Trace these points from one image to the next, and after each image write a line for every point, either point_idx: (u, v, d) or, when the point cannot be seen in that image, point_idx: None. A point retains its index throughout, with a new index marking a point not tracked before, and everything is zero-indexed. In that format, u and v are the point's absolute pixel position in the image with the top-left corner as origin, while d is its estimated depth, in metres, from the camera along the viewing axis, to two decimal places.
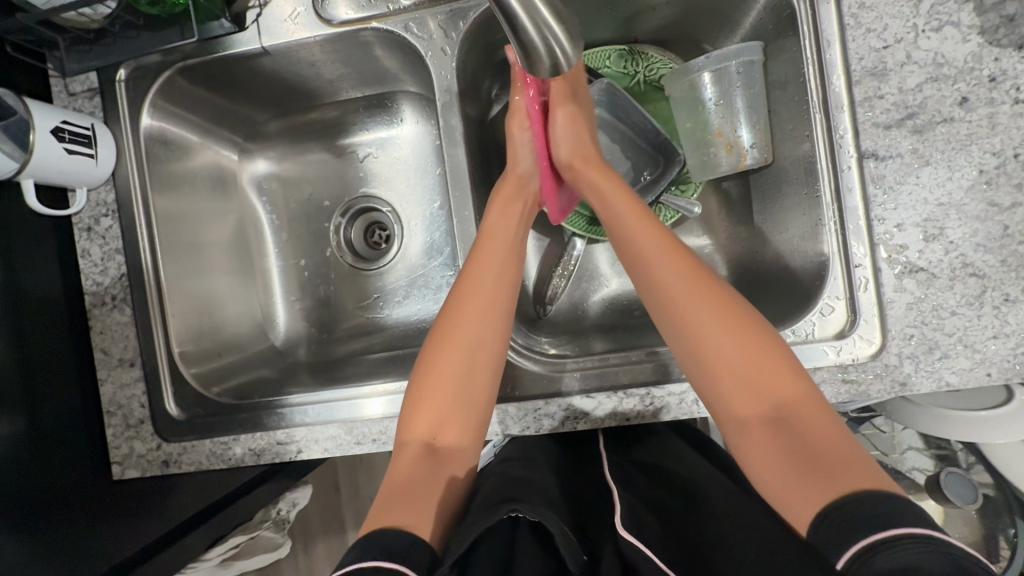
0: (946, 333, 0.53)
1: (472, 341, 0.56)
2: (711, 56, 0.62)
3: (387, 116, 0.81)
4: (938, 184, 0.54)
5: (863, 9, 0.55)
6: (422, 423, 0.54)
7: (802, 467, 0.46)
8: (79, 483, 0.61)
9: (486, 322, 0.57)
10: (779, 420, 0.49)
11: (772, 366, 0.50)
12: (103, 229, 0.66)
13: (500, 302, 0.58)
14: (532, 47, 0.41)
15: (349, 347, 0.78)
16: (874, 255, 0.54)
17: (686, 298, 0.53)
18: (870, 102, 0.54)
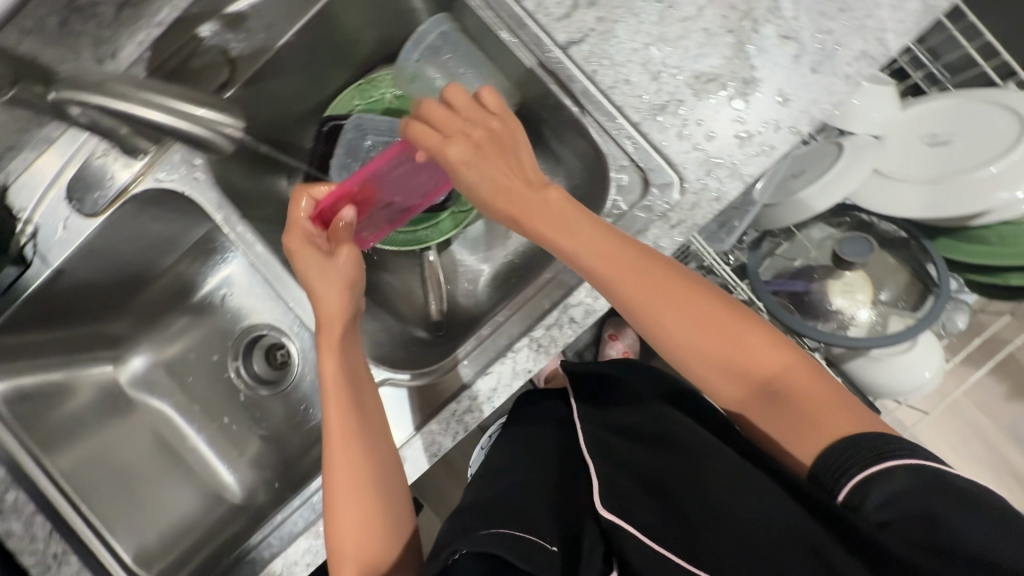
0: (720, 138, 0.58)
1: (363, 465, 0.56)
2: (409, 45, 0.67)
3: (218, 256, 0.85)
4: (635, 32, 0.59)
5: None
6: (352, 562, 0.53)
7: (814, 424, 0.49)
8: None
9: (351, 443, 0.56)
10: (774, 392, 0.51)
11: (758, 347, 0.51)
12: (9, 502, 0.63)
13: (356, 426, 0.56)
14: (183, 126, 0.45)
15: (301, 463, 0.79)
16: (626, 115, 0.59)
17: (657, 307, 0.51)
18: (543, 4, 0.60)
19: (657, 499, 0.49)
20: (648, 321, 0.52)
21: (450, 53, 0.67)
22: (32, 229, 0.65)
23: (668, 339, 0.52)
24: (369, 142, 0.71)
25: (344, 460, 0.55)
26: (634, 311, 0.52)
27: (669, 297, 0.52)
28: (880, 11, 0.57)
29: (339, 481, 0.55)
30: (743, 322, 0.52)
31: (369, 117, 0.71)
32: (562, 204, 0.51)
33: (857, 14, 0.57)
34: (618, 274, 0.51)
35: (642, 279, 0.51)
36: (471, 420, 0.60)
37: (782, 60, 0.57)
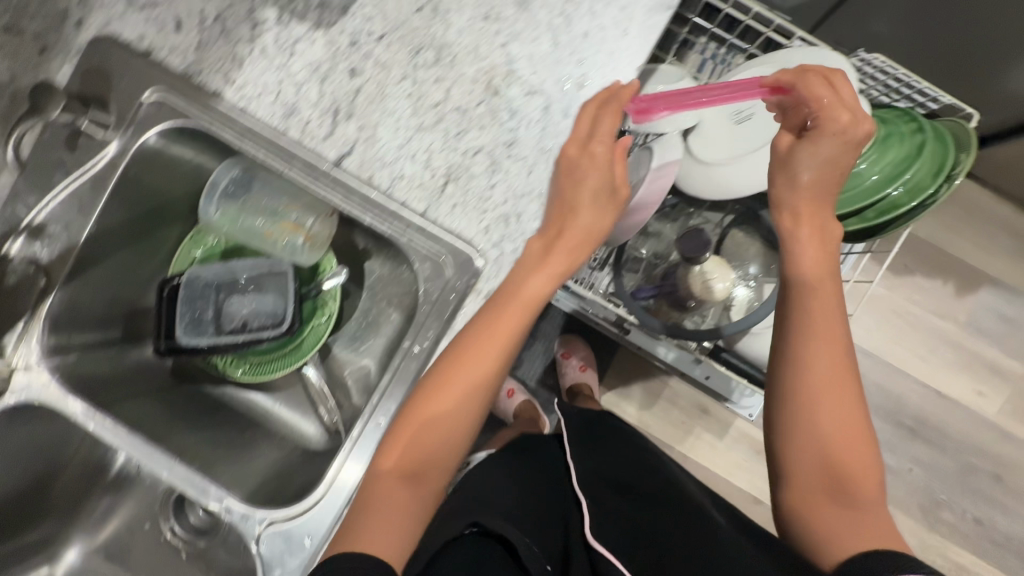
0: (502, 202, 0.60)
1: (431, 461, 0.57)
2: (206, 198, 0.68)
3: None
4: (396, 130, 0.61)
5: (243, 88, 0.63)
6: (398, 449, 0.56)
7: (837, 476, 0.57)
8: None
9: (465, 418, 0.58)
10: (838, 492, 0.56)
11: (859, 461, 0.57)
12: None
13: (475, 403, 0.58)
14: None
15: None
16: (412, 207, 0.61)
17: (831, 373, 0.59)
18: (305, 130, 0.62)
19: (642, 542, 0.55)
20: (815, 347, 0.59)
21: (248, 192, 0.68)
22: None
23: (802, 345, 0.60)
24: (211, 290, 0.76)
25: (454, 416, 0.57)
26: (816, 313, 0.60)
27: (837, 341, 0.59)
28: (607, 43, 0.59)
29: (407, 448, 0.57)
30: (864, 425, 0.59)
31: (204, 267, 0.75)
32: (811, 211, 0.61)
33: (587, 52, 0.59)
34: (817, 300, 0.60)
35: (832, 282, 0.61)
36: None
37: (535, 115, 0.60)
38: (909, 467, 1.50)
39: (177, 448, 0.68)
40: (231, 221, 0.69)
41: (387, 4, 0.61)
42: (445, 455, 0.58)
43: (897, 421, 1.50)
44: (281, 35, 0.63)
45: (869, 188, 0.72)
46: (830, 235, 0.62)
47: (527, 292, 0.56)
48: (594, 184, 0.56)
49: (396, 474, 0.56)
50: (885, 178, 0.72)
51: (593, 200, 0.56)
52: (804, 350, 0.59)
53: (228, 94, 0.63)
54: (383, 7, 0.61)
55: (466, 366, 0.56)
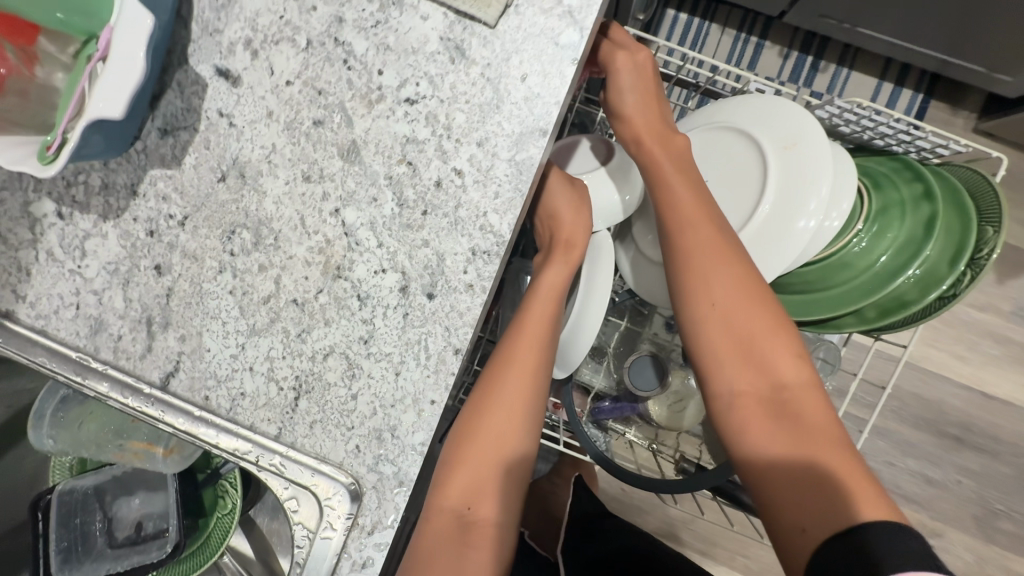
0: (370, 414, 0.46)
1: (462, 509, 0.50)
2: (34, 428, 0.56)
3: None
4: (223, 336, 0.48)
5: (35, 305, 0.50)
6: (456, 488, 0.50)
7: (771, 390, 0.48)
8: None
9: (515, 428, 0.53)
10: (791, 419, 0.47)
11: (800, 392, 0.48)
12: None
13: (528, 405, 0.54)
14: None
15: None
16: (262, 431, 0.48)
17: (726, 290, 0.51)
18: (119, 348, 0.49)
19: None
20: (687, 261, 0.52)
21: (86, 412, 0.56)
22: None
23: (692, 260, 0.52)
24: (98, 496, 0.68)
25: (499, 435, 0.52)
26: (680, 234, 0.53)
27: (720, 244, 0.52)
28: (468, 192, 0.43)
29: (462, 479, 0.50)
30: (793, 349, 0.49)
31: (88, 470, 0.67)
32: (656, 135, 0.58)
33: (444, 208, 0.44)
34: (688, 222, 0.53)
35: (690, 201, 0.54)
36: None
37: (391, 297, 0.45)
38: (959, 479, 1.26)
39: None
40: (76, 444, 0.58)
41: (182, 175, 0.47)
42: (488, 476, 0.51)
43: (948, 433, 1.26)
44: (65, 233, 0.49)
45: (875, 273, 0.55)
46: (675, 151, 0.57)
47: (544, 287, 0.58)
48: (565, 208, 0.63)
49: (451, 514, 0.50)
50: (897, 260, 0.54)
51: (565, 217, 0.63)
52: (691, 281, 0.52)
53: (21, 313, 0.50)
54: (178, 180, 0.47)
55: (514, 356, 0.55)
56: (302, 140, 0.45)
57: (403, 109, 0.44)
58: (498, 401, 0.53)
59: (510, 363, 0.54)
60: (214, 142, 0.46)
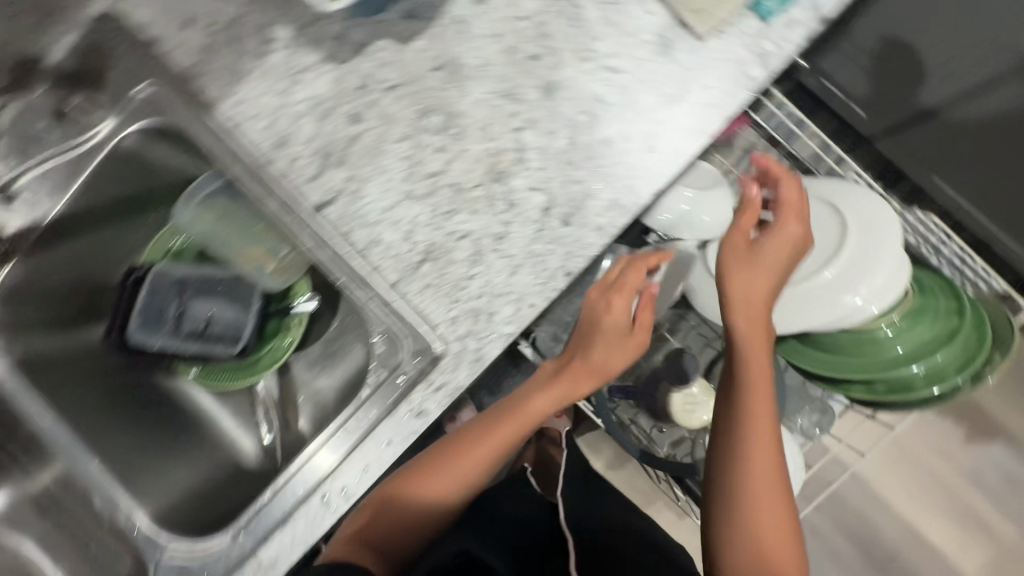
0: (476, 296, 0.55)
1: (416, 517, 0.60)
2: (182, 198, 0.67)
3: None
4: (384, 189, 0.57)
5: (239, 104, 0.59)
6: (410, 506, 0.59)
7: (760, 549, 0.52)
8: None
9: (482, 464, 0.60)
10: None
11: (781, 546, 0.52)
12: None
13: (500, 452, 0.60)
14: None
15: None
16: (382, 275, 0.57)
17: (762, 449, 0.54)
18: (293, 165, 0.58)
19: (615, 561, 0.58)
20: (728, 381, 0.57)
21: (225, 202, 0.67)
22: None
23: (732, 384, 0.57)
24: (180, 289, 0.72)
25: (460, 471, 0.60)
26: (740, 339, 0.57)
27: (763, 377, 0.56)
28: (628, 157, 0.53)
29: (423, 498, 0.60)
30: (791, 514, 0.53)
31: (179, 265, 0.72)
32: (751, 289, 0.57)
33: (604, 161, 0.53)
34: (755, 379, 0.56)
35: (756, 318, 0.57)
36: None
37: (532, 212, 0.54)
38: None
39: (108, 458, 0.68)
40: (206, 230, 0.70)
41: (405, 52, 0.56)
42: (446, 498, 0.61)
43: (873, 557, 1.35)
44: (288, 58, 0.58)
45: (891, 359, 0.66)
46: (762, 306, 0.58)
47: (529, 410, 0.60)
48: (607, 341, 0.59)
49: (400, 524, 0.59)
50: (911, 353, 0.66)
51: (599, 350, 0.59)
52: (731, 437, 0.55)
53: (224, 107, 0.59)
54: (401, 55, 0.56)
55: (525, 406, 0.60)
56: (515, 64, 0.55)
57: (604, 73, 0.54)
58: (477, 442, 0.60)
59: (497, 429, 0.60)
60: (443, 37, 0.56)
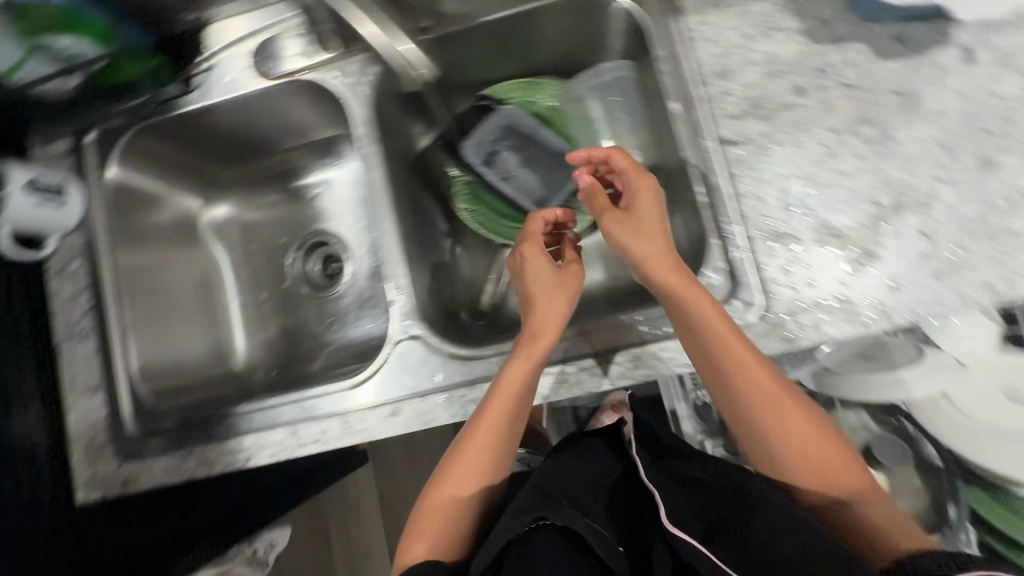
0: (819, 290, 0.59)
1: (473, 472, 0.58)
2: (591, 73, 0.73)
3: (332, 160, 0.90)
4: (790, 160, 0.61)
5: (704, 24, 0.64)
6: (453, 481, 0.58)
7: (828, 481, 0.53)
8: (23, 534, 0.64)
9: (492, 445, 0.58)
10: (835, 486, 0.53)
11: (826, 454, 0.53)
12: (73, 270, 0.73)
13: (524, 388, 0.58)
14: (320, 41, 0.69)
15: (297, 368, 0.85)
16: (746, 227, 0.61)
17: (801, 428, 0.54)
18: (721, 98, 0.63)
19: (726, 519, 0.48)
20: (752, 426, 0.55)
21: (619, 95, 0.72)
22: (212, 66, 0.72)
23: (730, 407, 0.56)
24: (512, 134, 0.77)
25: (473, 458, 0.58)
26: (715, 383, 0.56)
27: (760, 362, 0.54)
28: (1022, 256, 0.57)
29: (456, 476, 0.58)
30: (835, 442, 0.54)
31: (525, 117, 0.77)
32: (694, 295, 0.55)
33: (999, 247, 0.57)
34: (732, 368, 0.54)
35: (738, 354, 0.54)
36: (473, 410, 0.63)
37: (909, 252, 0.58)
38: None
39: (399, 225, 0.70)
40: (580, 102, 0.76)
41: (875, 66, 0.61)
42: (487, 456, 0.58)
43: None
44: (770, 13, 0.63)
45: None
46: (701, 296, 0.55)
47: (507, 378, 0.58)
48: (541, 277, 0.63)
49: (456, 498, 0.57)
50: None
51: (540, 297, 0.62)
52: (757, 437, 0.55)
53: (690, 20, 0.64)
54: (870, 66, 0.61)
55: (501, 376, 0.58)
56: (966, 129, 0.59)
57: None
58: (500, 422, 0.58)
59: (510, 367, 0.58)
60: (915, 73, 0.60)
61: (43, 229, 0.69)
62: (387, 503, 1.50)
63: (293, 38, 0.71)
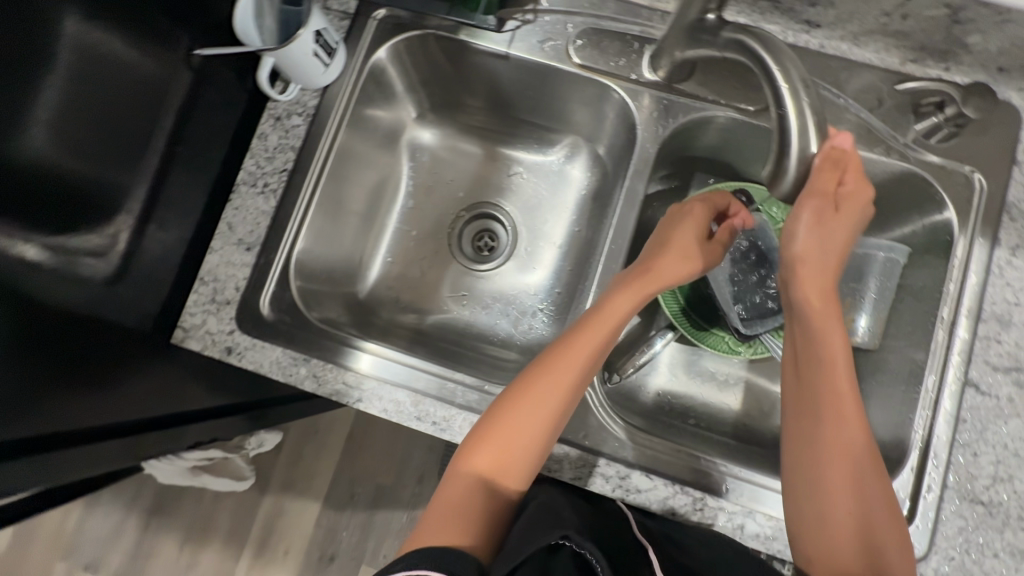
0: (984, 570, 0.57)
1: (517, 429, 0.56)
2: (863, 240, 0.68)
3: (545, 146, 0.85)
4: (1020, 436, 0.59)
5: (1010, 265, 0.62)
6: (485, 452, 0.56)
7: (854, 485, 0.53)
8: (94, 320, 0.59)
9: (546, 423, 0.56)
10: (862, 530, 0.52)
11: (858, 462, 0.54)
12: (290, 124, 0.68)
13: (585, 363, 0.58)
14: (657, 62, 0.65)
15: (413, 321, 0.81)
16: (947, 472, 0.59)
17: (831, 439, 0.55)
18: (989, 341, 0.61)
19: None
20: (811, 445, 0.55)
21: (873, 279, 0.68)
22: (529, 19, 0.69)
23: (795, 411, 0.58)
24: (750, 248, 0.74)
25: (517, 428, 0.56)
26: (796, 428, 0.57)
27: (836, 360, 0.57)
28: None
29: (493, 444, 0.56)
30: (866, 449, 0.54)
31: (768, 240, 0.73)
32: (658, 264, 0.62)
33: None
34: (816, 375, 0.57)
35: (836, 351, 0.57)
36: (599, 486, 0.60)
37: None
38: None
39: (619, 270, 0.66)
40: None
41: None
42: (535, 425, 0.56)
43: None
44: None
45: None
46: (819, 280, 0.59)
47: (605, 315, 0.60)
48: (687, 237, 0.64)
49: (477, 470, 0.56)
50: None
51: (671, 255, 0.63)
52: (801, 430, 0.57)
53: (1001, 254, 0.62)
54: None
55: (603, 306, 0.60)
56: None
57: None
58: (547, 384, 0.57)
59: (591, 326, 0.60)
60: None
61: (290, 76, 0.65)
62: (349, 457, 1.43)
63: (629, 43, 0.68)
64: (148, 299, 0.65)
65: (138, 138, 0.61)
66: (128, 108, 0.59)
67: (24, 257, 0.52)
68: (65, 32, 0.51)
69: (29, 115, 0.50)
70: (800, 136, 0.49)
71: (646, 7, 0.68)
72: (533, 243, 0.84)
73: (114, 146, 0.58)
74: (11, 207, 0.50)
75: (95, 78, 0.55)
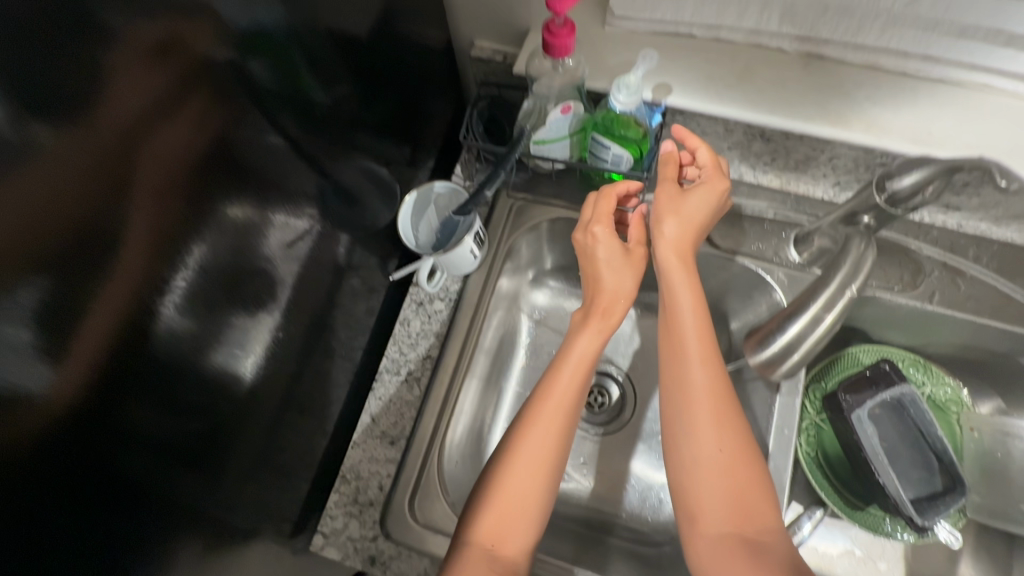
0: None
1: (520, 489, 0.51)
2: None
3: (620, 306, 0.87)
4: None
5: None
6: (489, 524, 0.50)
7: (727, 467, 0.51)
8: (177, 534, 0.44)
9: (543, 477, 0.52)
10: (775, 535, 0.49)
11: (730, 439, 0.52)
12: (433, 309, 0.72)
13: (573, 404, 0.55)
14: (803, 246, 0.66)
15: None
16: None
17: (712, 420, 0.52)
18: None
19: None
20: (689, 425, 0.53)
21: None
22: None
23: (667, 382, 0.56)
24: (915, 422, 0.70)
25: (518, 490, 0.51)
26: (677, 414, 0.54)
27: (702, 338, 0.55)
28: None
29: (497, 511, 0.51)
30: (736, 424, 0.53)
31: (926, 414, 0.69)
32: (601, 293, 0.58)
33: None
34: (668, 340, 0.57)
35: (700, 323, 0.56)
36: None
37: None
38: None
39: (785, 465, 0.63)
40: (988, 441, 0.69)
41: None
42: (541, 479, 0.52)
43: None
44: None
45: None
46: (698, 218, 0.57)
47: (577, 353, 0.57)
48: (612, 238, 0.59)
49: (479, 544, 0.49)
50: None
51: (611, 280, 0.58)
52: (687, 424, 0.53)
53: None
54: None
55: (573, 350, 0.57)
56: None
57: None
58: (535, 433, 0.53)
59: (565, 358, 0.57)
60: None
61: (443, 268, 0.69)
62: None
63: (767, 227, 0.69)
64: (287, 505, 0.59)
65: (245, 288, 0.47)
66: (251, 277, 0.47)
67: (111, 475, 0.37)
68: (190, 167, 0.39)
69: (140, 279, 0.36)
70: (811, 326, 0.48)
71: (778, 191, 0.71)
72: (651, 424, 0.81)
73: (217, 293, 0.44)
74: (95, 407, 0.34)
75: (204, 222, 0.41)
